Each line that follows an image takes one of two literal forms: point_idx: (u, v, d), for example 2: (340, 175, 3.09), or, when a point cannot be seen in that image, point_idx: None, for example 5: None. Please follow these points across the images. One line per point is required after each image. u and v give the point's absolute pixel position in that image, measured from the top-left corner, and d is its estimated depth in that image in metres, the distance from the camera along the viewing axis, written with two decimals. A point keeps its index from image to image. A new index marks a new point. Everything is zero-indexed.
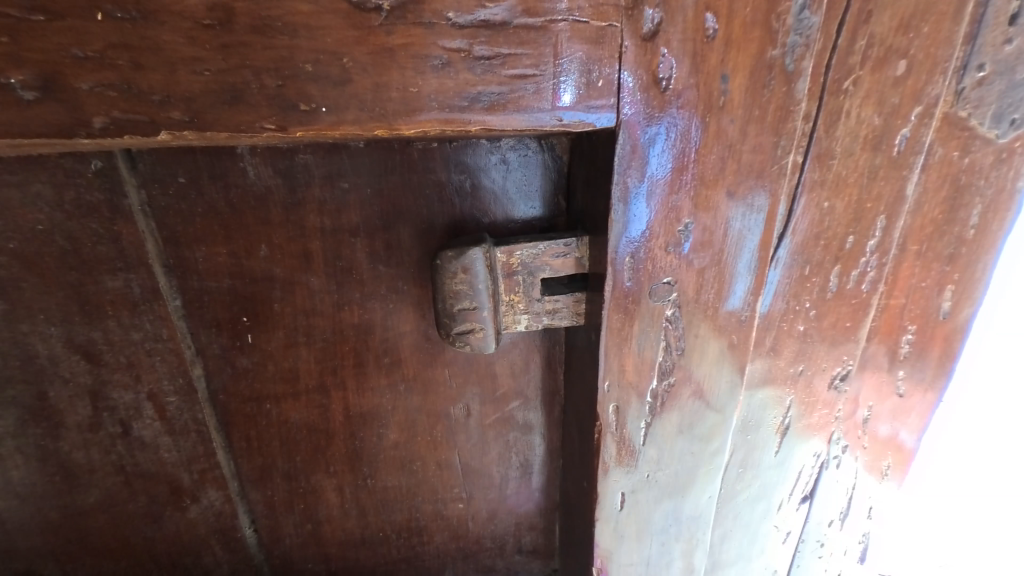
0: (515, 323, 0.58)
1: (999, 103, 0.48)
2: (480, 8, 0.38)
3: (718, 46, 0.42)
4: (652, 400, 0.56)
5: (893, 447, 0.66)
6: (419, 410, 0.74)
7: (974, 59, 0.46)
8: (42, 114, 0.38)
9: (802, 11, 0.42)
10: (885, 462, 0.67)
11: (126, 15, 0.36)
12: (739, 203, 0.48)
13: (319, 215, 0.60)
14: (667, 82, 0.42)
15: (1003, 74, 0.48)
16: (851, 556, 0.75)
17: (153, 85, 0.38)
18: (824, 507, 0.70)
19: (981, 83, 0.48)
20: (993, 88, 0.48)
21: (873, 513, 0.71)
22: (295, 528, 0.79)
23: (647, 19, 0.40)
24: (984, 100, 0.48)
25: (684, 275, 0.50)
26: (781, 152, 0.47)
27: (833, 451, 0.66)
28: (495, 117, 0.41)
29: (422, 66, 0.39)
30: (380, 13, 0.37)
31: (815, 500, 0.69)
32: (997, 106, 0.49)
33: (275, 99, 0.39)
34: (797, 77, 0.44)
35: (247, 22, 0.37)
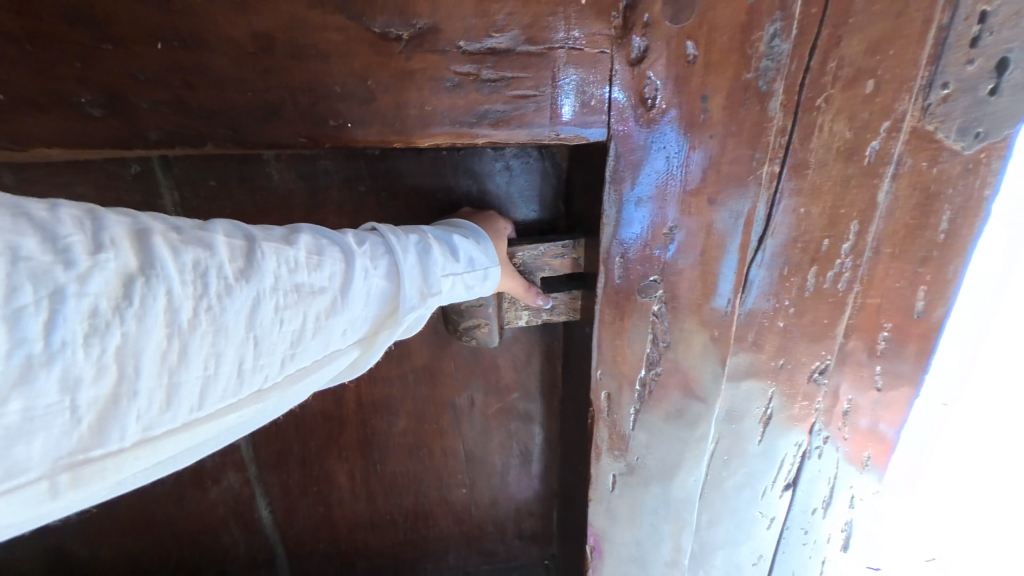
0: (516, 318, 0.63)
1: (965, 117, 0.48)
2: (487, 37, 0.43)
3: (699, 69, 0.45)
4: (641, 387, 0.60)
5: (875, 441, 0.66)
6: (427, 400, 0.84)
7: (938, 77, 0.47)
8: (104, 127, 0.44)
9: (773, 39, 0.45)
10: (867, 453, 0.67)
11: (181, 43, 0.41)
12: (722, 209, 0.52)
13: (337, 215, 0.66)
14: (652, 102, 0.47)
15: (969, 91, 0.47)
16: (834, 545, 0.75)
17: (203, 102, 0.44)
18: (808, 496, 0.71)
19: (946, 100, 0.48)
20: (960, 104, 0.48)
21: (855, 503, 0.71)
22: (308, 510, 0.91)
23: (634, 46, 0.44)
24: (951, 115, 0.48)
25: (670, 274, 0.55)
26: (757, 163, 0.50)
27: (815, 442, 0.67)
28: (500, 132, 0.46)
29: (436, 87, 0.44)
30: (400, 42, 0.42)
31: (798, 488, 0.71)
32: (962, 120, 0.48)
33: (308, 115, 0.45)
34: (770, 97, 0.47)
35: (285, 49, 0.42)
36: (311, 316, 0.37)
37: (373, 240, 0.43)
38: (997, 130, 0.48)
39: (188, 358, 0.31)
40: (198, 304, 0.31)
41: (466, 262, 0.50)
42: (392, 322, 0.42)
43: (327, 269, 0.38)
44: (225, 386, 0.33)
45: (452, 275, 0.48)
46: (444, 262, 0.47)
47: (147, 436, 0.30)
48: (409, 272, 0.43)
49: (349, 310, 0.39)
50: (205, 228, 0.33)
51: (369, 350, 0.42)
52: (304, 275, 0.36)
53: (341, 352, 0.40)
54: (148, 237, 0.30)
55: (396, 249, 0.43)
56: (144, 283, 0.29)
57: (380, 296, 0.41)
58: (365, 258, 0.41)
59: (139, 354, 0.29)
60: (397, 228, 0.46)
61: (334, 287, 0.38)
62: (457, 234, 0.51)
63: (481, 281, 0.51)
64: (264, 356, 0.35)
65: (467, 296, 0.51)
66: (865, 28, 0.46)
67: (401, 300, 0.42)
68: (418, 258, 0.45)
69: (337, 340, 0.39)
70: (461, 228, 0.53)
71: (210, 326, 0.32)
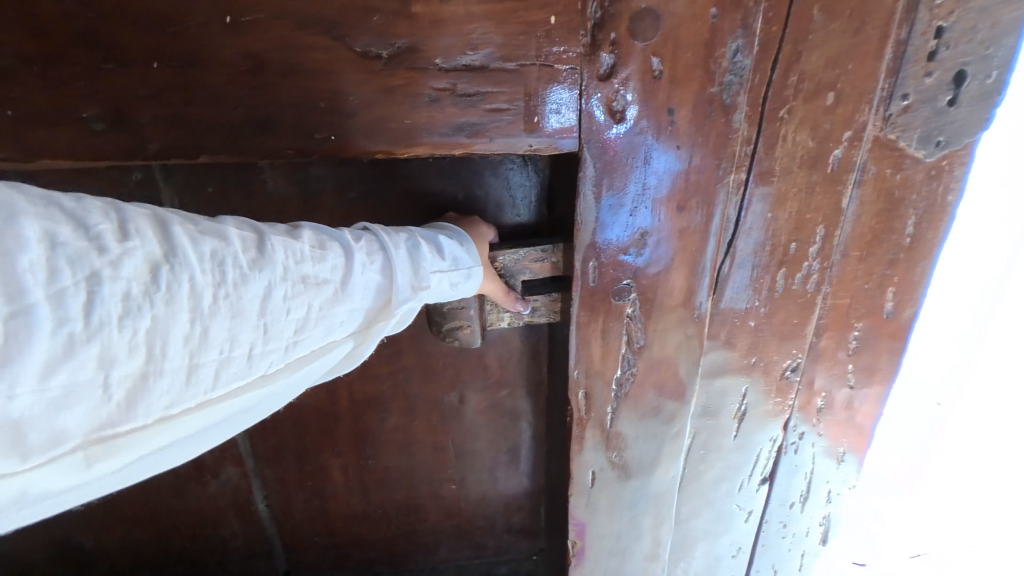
0: (498, 319, 0.66)
1: (925, 127, 0.52)
2: (462, 55, 0.45)
3: (665, 84, 0.48)
4: (617, 385, 0.63)
5: (844, 437, 0.71)
6: (418, 397, 0.87)
7: (899, 90, 0.51)
8: (106, 141, 0.46)
9: (735, 55, 0.48)
10: (841, 448, 0.72)
11: (177, 63, 0.44)
12: (689, 215, 0.54)
13: (330, 218, 0.69)
14: (620, 114, 0.49)
15: (928, 102, 0.52)
16: (812, 538, 0.78)
17: (199, 117, 0.46)
18: (785, 489, 0.74)
19: (907, 110, 0.52)
20: (921, 115, 0.52)
21: (831, 497, 0.75)
22: (304, 503, 0.94)
23: (602, 63, 0.47)
24: (911, 125, 0.52)
25: (642, 277, 0.57)
26: (723, 172, 0.53)
27: (795, 434, 0.70)
28: (477, 143, 0.49)
29: (415, 102, 0.47)
30: (380, 60, 0.45)
31: (775, 482, 0.74)
32: (922, 130, 0.53)
33: (297, 129, 0.47)
34: (734, 109, 0.50)
35: (274, 67, 0.45)
36: (316, 305, 0.38)
37: (368, 236, 0.43)
38: (956, 138, 0.53)
39: (208, 341, 0.33)
40: (217, 291, 0.33)
41: (451, 261, 0.50)
42: (387, 314, 0.44)
43: (331, 261, 0.39)
44: (237, 369, 0.35)
45: (440, 273, 0.49)
46: (432, 258, 0.48)
47: (172, 410, 0.33)
48: (402, 267, 0.44)
49: (349, 301, 0.41)
50: (219, 220, 0.35)
51: (363, 341, 0.44)
52: (309, 266, 0.38)
53: (337, 342, 0.42)
54: (169, 227, 0.32)
55: (388, 247, 0.44)
56: (169, 269, 0.31)
57: (377, 289, 0.43)
58: (364, 251, 0.42)
59: (166, 336, 0.31)
60: (387, 226, 0.46)
61: (337, 279, 0.40)
62: (443, 234, 0.52)
63: (464, 279, 0.52)
64: (272, 342, 0.36)
65: (453, 293, 0.51)
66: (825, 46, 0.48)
67: (394, 293, 0.43)
68: (408, 254, 0.45)
69: (338, 329, 0.41)
70: (445, 230, 0.54)
71: (228, 311, 0.33)
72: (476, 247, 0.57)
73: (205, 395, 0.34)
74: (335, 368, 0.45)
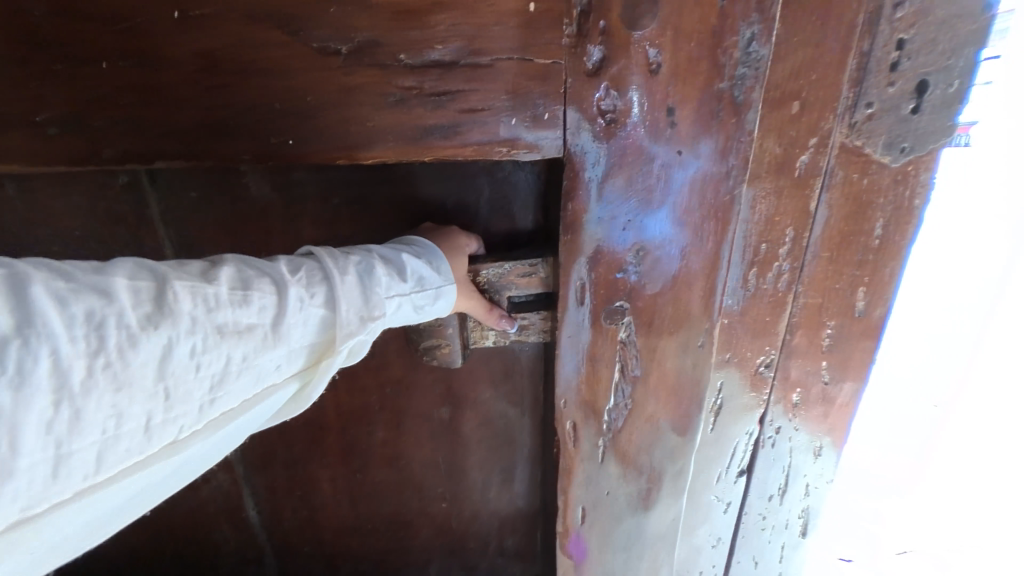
0: (483, 337, 0.61)
1: (890, 131, 0.43)
2: (430, 49, 0.40)
3: (664, 79, 0.41)
4: (609, 418, 0.56)
5: (820, 429, 0.60)
6: (407, 411, 0.83)
7: (861, 96, 0.43)
8: (60, 145, 0.44)
9: (749, 44, 0.40)
10: (817, 441, 0.61)
11: (129, 62, 0.41)
12: (689, 231, 0.47)
13: (314, 225, 0.66)
14: (612, 115, 0.42)
15: (892, 105, 0.43)
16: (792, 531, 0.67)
17: (155, 120, 0.43)
18: (762, 482, 0.63)
19: (872, 115, 0.43)
20: (884, 122, 0.43)
21: (811, 490, 0.64)
22: (293, 512, 0.92)
23: (590, 56, 0.40)
24: (876, 130, 0.44)
25: (638, 300, 0.50)
26: (733, 182, 0.45)
27: (770, 429, 0.60)
28: (448, 148, 0.44)
29: (379, 102, 0.42)
30: (339, 56, 0.40)
31: (754, 475, 0.63)
32: (888, 135, 0.44)
33: (256, 134, 0.44)
34: (747, 109, 0.42)
35: (228, 67, 0.41)
36: (235, 357, 0.35)
37: (310, 265, 0.40)
38: (920, 143, 0.44)
39: (82, 422, 0.29)
40: (92, 362, 0.29)
41: (416, 282, 0.47)
42: (332, 352, 0.40)
43: (256, 304, 0.36)
44: (128, 446, 0.31)
45: (400, 296, 0.46)
46: (388, 282, 0.44)
47: (33, 510, 0.29)
48: (349, 297, 0.41)
49: (282, 345, 0.37)
50: (102, 273, 0.31)
51: (310, 381, 0.41)
52: (219, 316, 0.34)
53: (275, 387, 0.38)
54: (26, 290, 0.28)
55: (333, 275, 0.40)
56: (23, 345, 0.27)
57: (314, 328, 0.39)
58: (299, 287, 0.38)
59: (19, 428, 0.27)
60: (334, 249, 0.42)
61: (265, 323, 0.36)
62: (408, 251, 0.48)
63: (433, 301, 0.49)
64: (177, 407, 0.33)
65: (417, 316, 0.48)
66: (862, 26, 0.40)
67: (340, 328, 0.40)
68: (358, 280, 0.42)
69: (267, 378, 0.37)
70: (413, 246, 0.50)
71: (111, 383, 0.30)
72: (453, 261, 0.52)
73: (81, 484, 0.30)
74: (281, 412, 0.42)
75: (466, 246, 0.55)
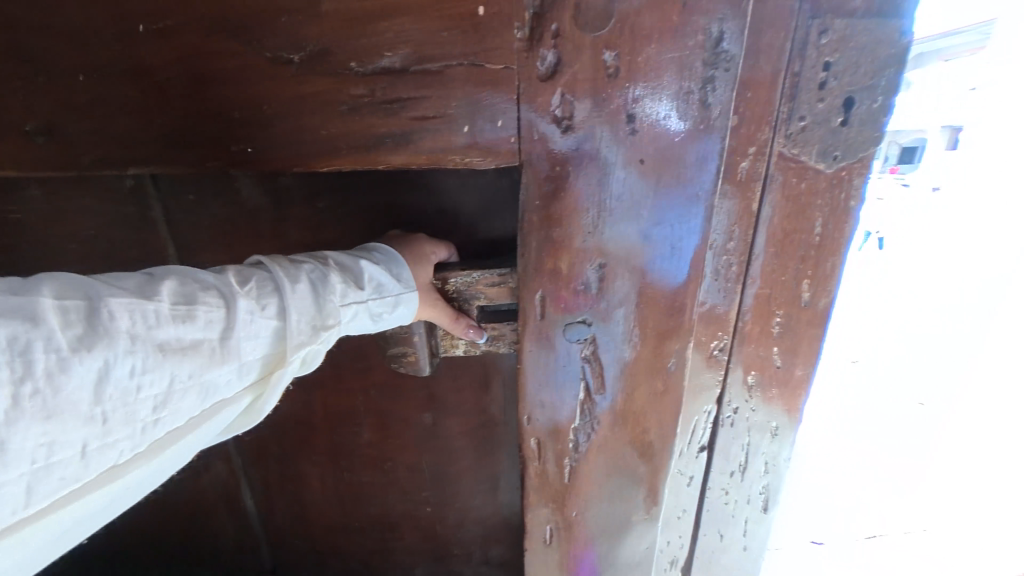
0: (453, 346, 0.59)
1: (824, 137, 0.39)
2: (380, 57, 0.40)
3: (623, 84, 0.38)
4: (575, 438, 0.53)
5: (780, 412, 0.52)
6: (391, 414, 0.83)
7: (793, 109, 0.38)
8: (46, 153, 0.47)
9: (718, 44, 0.37)
10: (774, 423, 0.53)
11: (102, 75, 0.43)
12: (654, 246, 0.44)
13: (299, 229, 0.67)
14: (566, 122, 0.40)
15: (824, 110, 0.38)
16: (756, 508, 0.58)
17: (127, 130, 0.45)
18: (727, 457, 0.55)
19: (803, 121, 0.39)
20: (817, 131, 0.39)
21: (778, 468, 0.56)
22: (286, 506, 0.95)
23: (542, 61, 0.38)
24: (810, 138, 0.39)
25: (601, 317, 0.47)
26: (703, 194, 0.42)
27: (727, 408, 0.52)
28: (400, 156, 0.43)
29: (332, 111, 0.42)
30: (292, 66, 0.40)
31: (717, 451, 0.55)
32: (823, 141, 0.39)
33: (218, 142, 0.44)
34: (715, 113, 0.39)
35: (190, 78, 0.42)
36: (180, 375, 0.34)
37: (260, 275, 0.40)
38: (854, 148, 0.40)
39: (7, 455, 0.28)
40: (17, 390, 0.27)
41: (373, 289, 0.47)
42: (284, 363, 0.40)
43: (201, 319, 0.35)
44: (62, 475, 0.30)
45: (356, 303, 0.45)
46: (343, 290, 0.44)
47: None
48: (301, 307, 0.41)
49: (231, 361, 0.37)
50: (25, 294, 0.29)
51: (263, 394, 0.40)
52: (160, 333, 0.33)
53: (223, 403, 0.38)
54: None
55: (284, 284, 0.40)
56: None
57: (265, 341, 0.39)
58: (249, 299, 0.38)
59: None
60: (286, 258, 0.42)
61: (211, 338, 0.35)
62: (366, 258, 0.48)
63: (391, 309, 0.49)
64: (117, 432, 0.32)
65: (374, 324, 0.48)
66: (824, 19, 0.36)
67: (292, 339, 0.40)
68: (310, 289, 0.42)
69: (216, 394, 0.37)
70: (373, 254, 0.49)
71: (40, 412, 0.28)
72: (417, 270, 0.52)
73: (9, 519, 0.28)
74: (231, 427, 0.42)
75: (432, 253, 0.54)
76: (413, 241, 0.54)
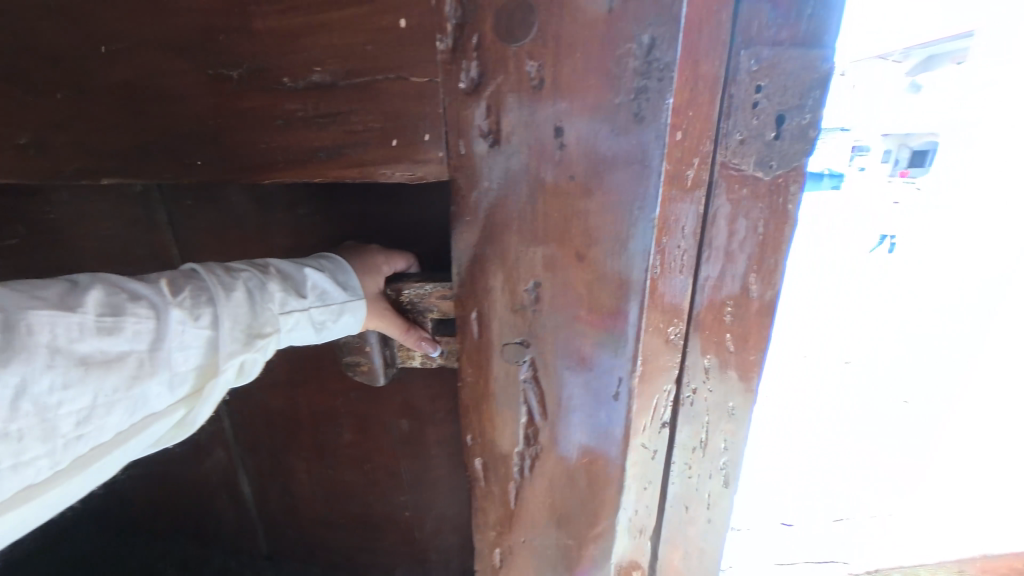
0: (409, 357, 0.58)
1: (761, 149, 0.39)
2: (310, 72, 0.40)
3: (548, 96, 0.36)
4: (519, 463, 0.51)
5: (740, 390, 0.49)
6: (370, 417, 0.85)
7: (730, 124, 0.38)
8: (34, 163, 0.51)
9: (649, 51, 0.33)
10: (730, 402, 0.50)
11: (75, 93, 0.46)
12: (591, 267, 0.41)
13: (280, 235, 0.70)
14: (492, 137, 0.38)
15: (759, 124, 0.38)
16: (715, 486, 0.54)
17: (98, 143, 0.48)
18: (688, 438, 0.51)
19: (740, 135, 0.38)
20: (754, 143, 0.39)
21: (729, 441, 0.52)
22: (279, 497, 0.99)
23: (464, 75, 0.37)
24: (748, 150, 0.39)
25: (539, 339, 0.44)
26: (641, 213, 0.38)
27: (686, 388, 0.48)
28: (333, 170, 0.42)
29: (269, 125, 0.42)
30: (231, 82, 0.41)
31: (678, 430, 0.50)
32: (760, 152, 0.39)
33: (173, 155, 0.46)
34: (651, 125, 0.35)
35: (147, 94, 0.44)
36: (104, 389, 0.33)
37: (193, 284, 0.39)
38: (791, 157, 0.40)
39: None
40: None
41: (317, 297, 0.46)
42: (220, 375, 0.40)
43: (128, 330, 0.35)
44: None
45: (298, 312, 0.45)
46: (283, 298, 0.44)
47: None
48: (237, 316, 0.40)
49: (161, 373, 0.36)
50: None
51: (196, 407, 0.40)
52: (82, 345, 0.33)
53: (154, 417, 0.37)
54: None
55: (219, 293, 0.40)
56: None
57: (198, 352, 0.38)
58: (180, 309, 0.37)
59: None
60: (220, 266, 0.42)
61: (138, 350, 0.35)
62: (311, 266, 0.47)
63: (336, 318, 0.48)
64: (31, 450, 0.31)
65: (317, 335, 0.48)
66: (753, 37, 0.36)
67: (226, 350, 0.39)
68: (247, 298, 0.41)
69: (144, 407, 0.36)
70: (320, 262, 0.49)
71: None
72: (367, 281, 0.51)
73: None
74: (160, 439, 0.41)
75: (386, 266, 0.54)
76: (368, 253, 0.54)
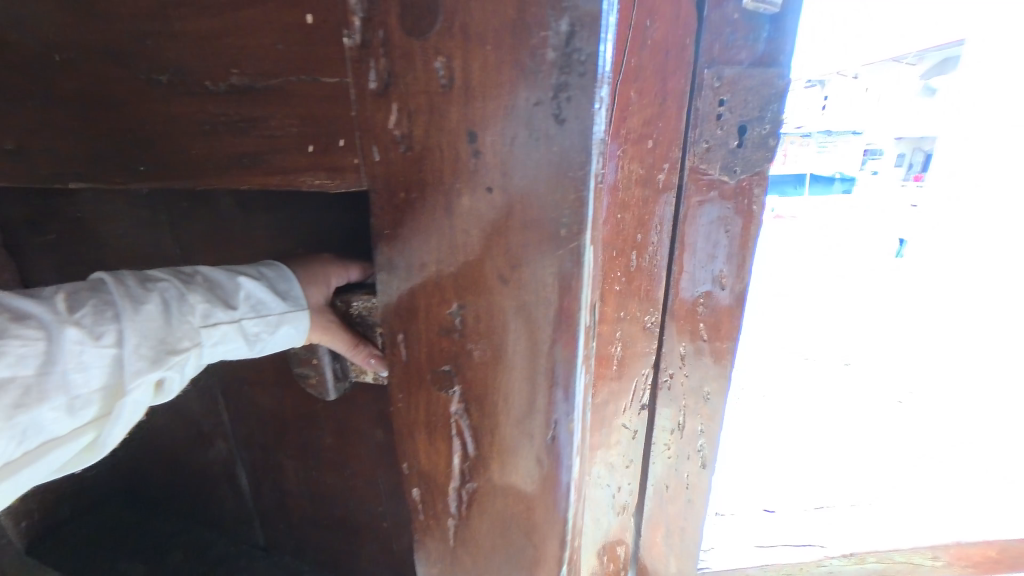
0: (362, 372, 0.55)
1: (724, 158, 0.61)
2: (228, 75, 0.38)
3: (458, 97, 0.31)
4: (457, 498, 0.46)
5: (712, 374, 0.71)
6: (349, 423, 0.84)
7: (701, 137, 0.60)
8: (11, 167, 0.53)
9: (568, 42, 0.28)
10: (705, 388, 0.72)
11: (38, 100, 0.47)
12: (520, 291, 0.35)
13: (251, 241, 0.69)
14: (406, 145, 0.34)
15: (722, 140, 0.60)
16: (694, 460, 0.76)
17: (59, 147, 0.49)
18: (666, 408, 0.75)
19: (708, 149, 0.61)
20: (718, 152, 0.60)
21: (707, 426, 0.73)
22: (266, 496, 1.00)
23: (371, 74, 0.32)
24: (713, 159, 0.61)
25: (468, 368, 0.40)
26: (567, 233, 0.33)
27: (665, 371, 0.73)
28: (257, 177, 0.40)
29: (198, 130, 0.41)
30: (160, 86, 0.41)
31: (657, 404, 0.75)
32: (724, 160, 0.61)
33: (118, 161, 0.46)
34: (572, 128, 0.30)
35: (94, 100, 0.45)
36: None
37: (95, 303, 0.40)
38: (750, 166, 0.61)
39: None
40: None
41: (250, 307, 0.45)
42: (123, 395, 0.40)
43: (16, 353, 0.36)
44: None
45: (222, 322, 0.44)
46: (205, 310, 0.43)
47: None
48: (143, 333, 0.41)
49: (54, 395, 0.37)
50: None
51: (103, 428, 0.40)
52: None
53: (54, 442, 0.38)
54: None
55: (123, 311, 0.40)
56: None
57: (97, 372, 0.39)
58: (77, 329, 0.38)
59: None
60: (132, 281, 0.43)
61: (26, 372, 0.36)
62: (247, 274, 0.46)
63: (273, 331, 0.46)
64: None
65: (253, 349, 0.46)
66: (721, 78, 0.57)
67: (128, 369, 0.40)
68: (156, 314, 0.42)
69: (39, 430, 0.37)
70: (262, 269, 0.47)
71: None
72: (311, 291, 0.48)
73: None
74: (69, 464, 0.41)
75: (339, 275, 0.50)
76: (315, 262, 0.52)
